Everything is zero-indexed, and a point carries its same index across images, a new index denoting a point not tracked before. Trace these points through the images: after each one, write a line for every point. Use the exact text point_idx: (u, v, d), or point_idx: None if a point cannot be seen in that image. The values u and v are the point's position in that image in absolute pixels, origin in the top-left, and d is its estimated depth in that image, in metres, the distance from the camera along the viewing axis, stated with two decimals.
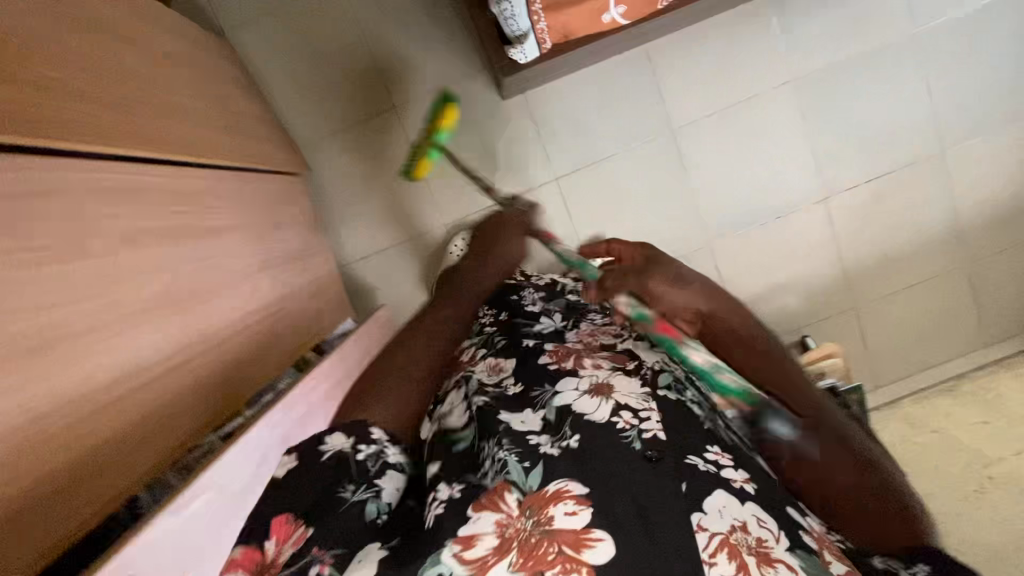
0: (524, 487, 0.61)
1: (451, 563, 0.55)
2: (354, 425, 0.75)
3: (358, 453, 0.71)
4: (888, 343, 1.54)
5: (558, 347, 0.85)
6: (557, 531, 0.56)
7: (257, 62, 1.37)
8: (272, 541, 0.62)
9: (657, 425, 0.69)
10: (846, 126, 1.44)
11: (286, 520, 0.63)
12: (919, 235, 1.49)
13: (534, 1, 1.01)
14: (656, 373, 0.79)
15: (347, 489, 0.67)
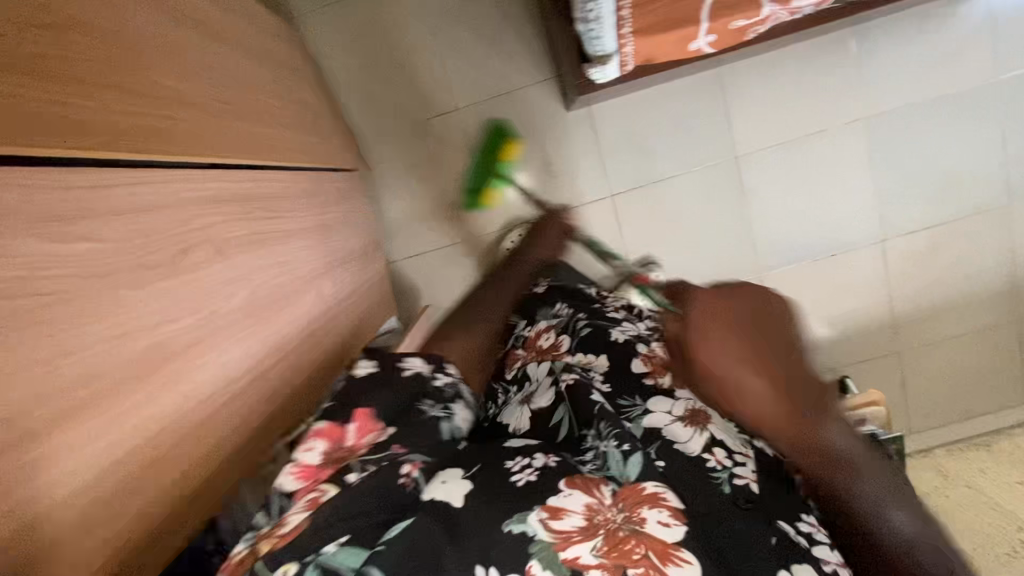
0: (620, 480, 0.64)
1: (536, 526, 0.56)
2: (433, 357, 0.82)
3: (436, 379, 0.78)
4: (928, 390, 1.53)
5: (649, 359, 0.88)
6: (648, 536, 0.57)
7: (325, 52, 1.36)
8: (355, 423, 0.70)
9: (749, 474, 0.71)
10: (914, 169, 1.40)
11: (369, 414, 0.71)
12: (973, 286, 1.46)
13: (624, 25, 0.97)
14: (749, 426, 0.82)
15: (424, 404, 0.74)
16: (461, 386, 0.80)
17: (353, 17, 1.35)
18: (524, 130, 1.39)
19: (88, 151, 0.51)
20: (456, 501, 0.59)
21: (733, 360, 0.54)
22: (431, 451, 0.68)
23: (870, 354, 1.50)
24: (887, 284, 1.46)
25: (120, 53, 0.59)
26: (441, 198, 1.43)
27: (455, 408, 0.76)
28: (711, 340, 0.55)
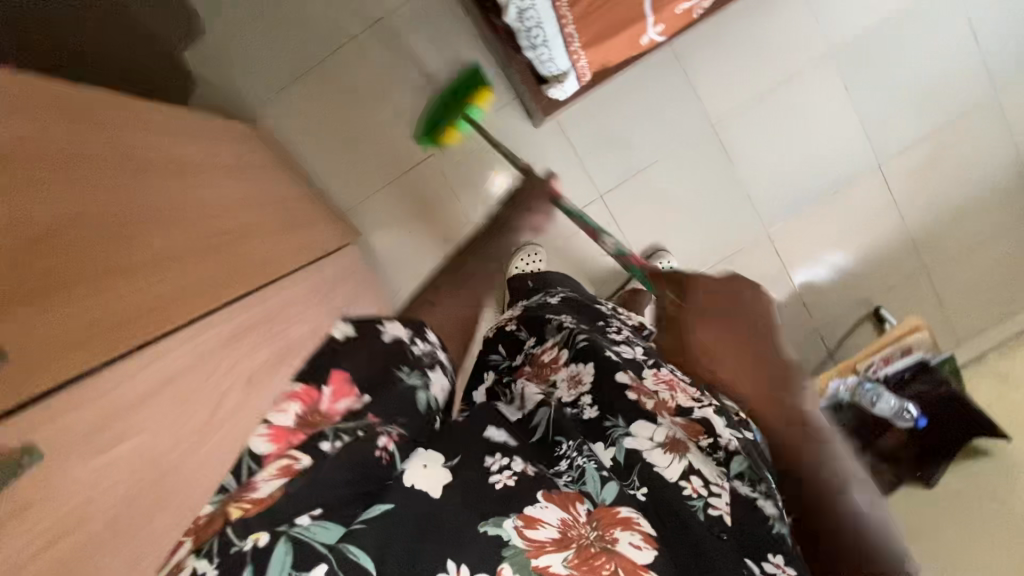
0: (596, 499, 0.57)
1: (512, 532, 0.50)
2: (413, 322, 0.77)
3: (415, 347, 0.72)
4: (965, 299, 1.50)
5: (637, 380, 0.74)
6: (620, 556, 0.52)
7: (286, 139, 1.36)
8: (331, 384, 0.65)
9: (726, 505, 0.61)
10: (891, 87, 1.37)
11: (344, 375, 0.65)
12: (983, 184, 1.43)
13: (572, 41, 0.98)
14: (733, 454, 0.66)
15: (401, 371, 0.67)
16: (438, 351, 0.75)
17: (303, 97, 1.34)
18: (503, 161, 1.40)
19: (42, 387, 0.48)
20: (432, 490, 0.52)
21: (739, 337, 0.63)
22: (411, 424, 0.61)
23: (897, 280, 1.48)
24: (894, 207, 1.44)
25: (89, 240, 0.60)
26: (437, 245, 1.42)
27: (433, 376, 0.69)
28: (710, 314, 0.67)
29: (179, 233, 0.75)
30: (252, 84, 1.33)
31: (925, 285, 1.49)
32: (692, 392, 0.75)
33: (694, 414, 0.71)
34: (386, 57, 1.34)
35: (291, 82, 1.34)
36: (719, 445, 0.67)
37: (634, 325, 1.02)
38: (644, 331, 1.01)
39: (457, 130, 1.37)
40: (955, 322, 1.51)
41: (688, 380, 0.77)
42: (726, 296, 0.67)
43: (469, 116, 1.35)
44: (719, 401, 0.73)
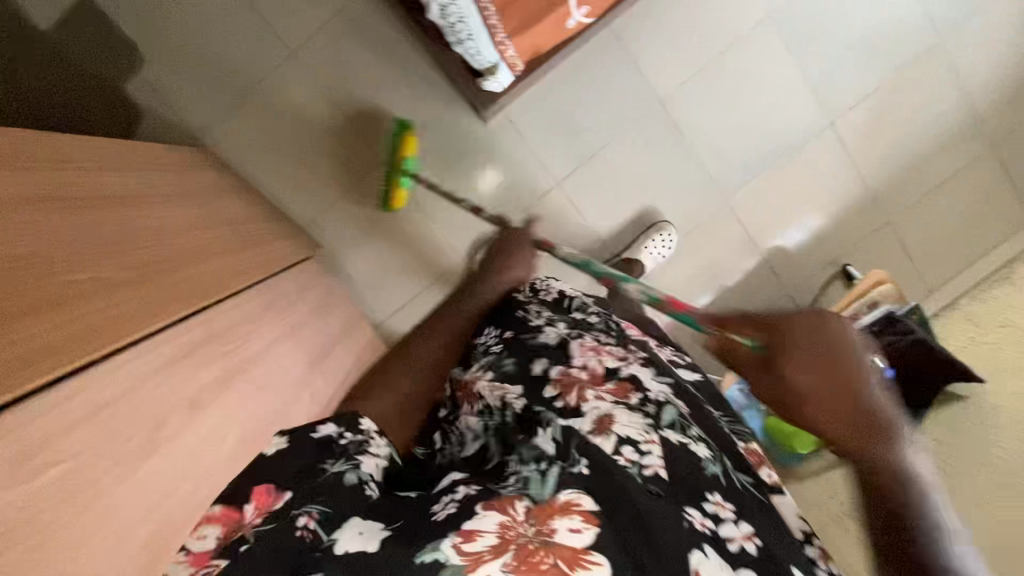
0: (535, 496, 0.63)
1: (449, 551, 0.56)
2: (345, 417, 0.77)
3: (342, 438, 0.73)
4: (934, 247, 1.51)
5: (564, 373, 0.82)
6: (558, 545, 0.58)
7: (239, 160, 1.37)
8: (251, 503, 0.63)
9: (658, 461, 0.70)
10: (832, 43, 1.37)
11: (268, 488, 0.64)
12: (936, 129, 1.43)
13: (498, 31, 0.97)
14: (659, 406, 0.78)
15: (326, 463, 0.69)
16: (369, 443, 0.74)
17: (250, 117, 1.35)
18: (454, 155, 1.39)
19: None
20: (371, 546, 0.57)
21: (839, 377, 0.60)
22: (332, 496, 0.64)
23: (863, 234, 1.49)
24: (853, 162, 1.44)
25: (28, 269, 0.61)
26: (401, 247, 1.44)
27: (363, 458, 0.72)
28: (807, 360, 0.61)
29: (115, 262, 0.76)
30: (198, 109, 1.33)
31: (892, 236, 1.49)
32: (617, 353, 0.87)
33: (621, 373, 0.82)
34: (327, 68, 1.34)
35: (232, 103, 1.34)
36: (648, 398, 0.78)
37: (551, 297, 1.03)
38: (564, 300, 1.02)
39: (404, 187, 1.35)
40: (926, 270, 1.52)
41: (609, 343, 0.89)
42: (822, 344, 0.61)
43: (408, 169, 1.33)
44: (641, 358, 0.87)
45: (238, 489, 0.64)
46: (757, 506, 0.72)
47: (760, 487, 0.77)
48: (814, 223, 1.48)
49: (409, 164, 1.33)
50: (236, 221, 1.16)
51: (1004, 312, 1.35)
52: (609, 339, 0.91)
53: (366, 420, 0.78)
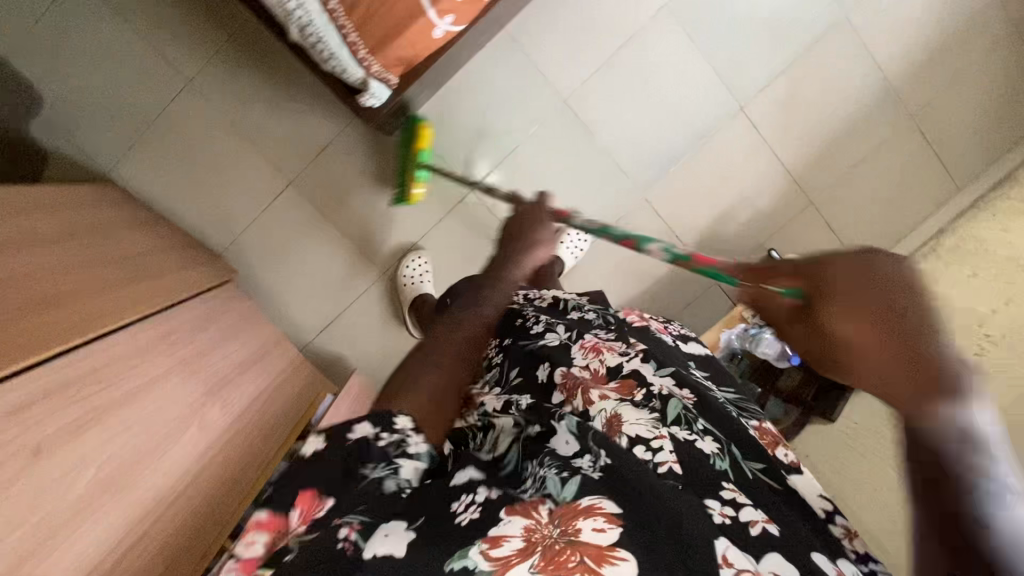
0: (558, 497, 0.59)
1: (477, 558, 0.52)
2: (381, 412, 0.59)
3: (380, 441, 0.57)
4: (859, 225, 1.49)
5: (568, 374, 0.83)
6: (585, 543, 0.54)
7: (148, 191, 1.37)
8: (296, 507, 0.54)
9: (670, 456, 0.70)
10: (736, 27, 1.35)
11: (312, 493, 0.54)
12: (852, 106, 1.41)
13: (358, 48, 0.98)
14: (665, 401, 0.79)
15: (366, 469, 0.57)
16: (413, 438, 0.59)
17: (156, 147, 1.36)
18: (361, 171, 1.40)
19: None
20: (398, 551, 0.52)
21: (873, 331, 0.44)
22: (378, 506, 0.56)
23: (786, 218, 1.47)
24: (766, 147, 1.43)
25: None
26: (320, 266, 1.44)
27: (405, 461, 0.58)
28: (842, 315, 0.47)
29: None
30: (104, 143, 1.34)
31: (815, 218, 1.48)
32: (617, 348, 0.90)
33: (623, 370, 0.85)
34: (227, 92, 1.34)
35: (137, 134, 1.35)
36: (652, 394, 0.81)
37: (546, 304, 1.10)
38: (561, 304, 1.09)
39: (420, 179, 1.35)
40: (854, 249, 1.51)
41: (610, 340, 0.93)
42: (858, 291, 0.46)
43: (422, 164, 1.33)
44: (641, 352, 0.89)
45: (278, 495, 0.54)
46: (772, 495, 0.69)
47: (775, 471, 0.73)
48: (734, 211, 1.47)
49: (424, 157, 1.32)
50: (134, 255, 1.16)
51: None
52: (609, 334, 0.96)
53: (403, 414, 0.60)
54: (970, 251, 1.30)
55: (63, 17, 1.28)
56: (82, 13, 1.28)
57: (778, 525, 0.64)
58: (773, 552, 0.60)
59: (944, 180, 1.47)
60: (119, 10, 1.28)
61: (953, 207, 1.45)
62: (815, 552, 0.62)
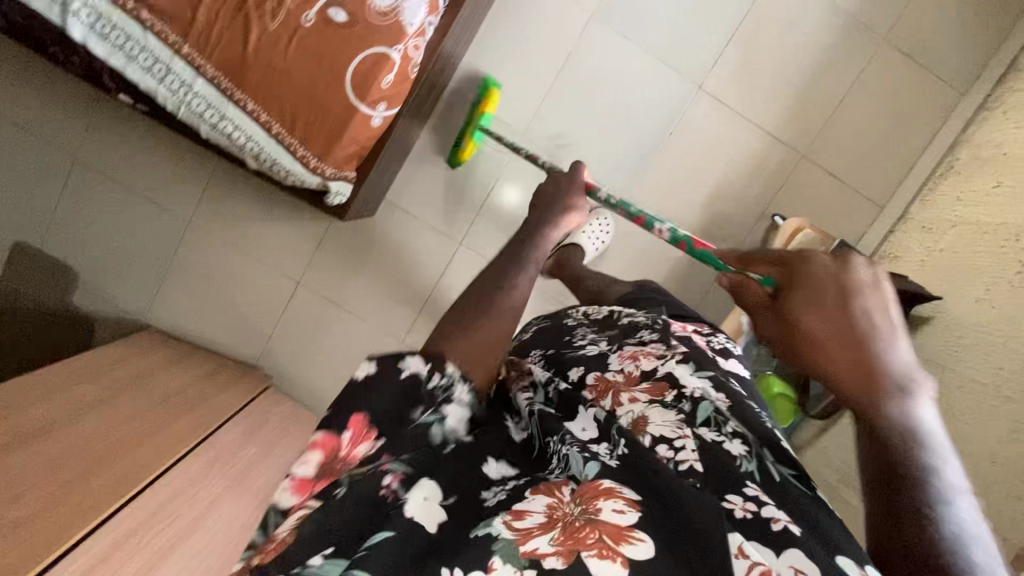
0: (579, 476, 0.56)
1: (500, 527, 0.50)
2: (435, 351, 0.63)
3: (432, 380, 0.60)
4: (864, 162, 1.41)
5: (600, 377, 0.79)
6: (602, 522, 0.50)
7: (182, 326, 1.52)
8: (351, 430, 0.56)
9: (693, 454, 0.63)
10: (670, 12, 1.33)
11: (364, 420, 0.56)
12: (815, 48, 1.35)
13: (308, 158, 1.05)
14: (697, 400, 0.71)
15: (415, 410, 0.59)
16: (458, 385, 0.61)
17: (177, 287, 1.50)
18: (357, 254, 1.48)
19: None
20: (429, 527, 0.51)
21: (838, 326, 0.57)
22: (416, 453, 0.56)
23: (783, 178, 1.42)
24: (739, 114, 1.38)
25: None
26: (343, 351, 1.52)
27: (449, 407, 0.60)
28: (804, 302, 0.60)
29: (27, 500, 0.88)
30: (135, 296, 1.50)
31: (813, 168, 1.41)
32: (654, 353, 0.83)
33: (657, 373, 0.78)
34: (223, 221, 1.46)
35: (159, 280, 1.50)
36: (684, 395, 0.73)
37: (599, 318, 1.03)
38: (612, 316, 1.02)
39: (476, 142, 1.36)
40: (867, 187, 1.42)
41: (649, 346, 0.86)
42: (815, 285, 0.60)
43: (482, 125, 1.34)
44: (679, 354, 0.82)
45: (336, 417, 0.56)
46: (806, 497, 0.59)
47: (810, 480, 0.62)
48: (726, 186, 1.42)
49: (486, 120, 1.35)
50: (177, 392, 1.28)
51: (950, 209, 1.24)
52: (652, 336, 0.89)
53: (452, 363, 0.62)
54: (990, 162, 1.20)
55: (72, 202, 1.46)
56: (88, 194, 1.45)
57: (802, 526, 0.54)
58: (794, 547, 0.51)
59: (943, 86, 1.35)
60: (115, 179, 1.44)
61: (960, 116, 1.34)
62: (840, 556, 0.51)
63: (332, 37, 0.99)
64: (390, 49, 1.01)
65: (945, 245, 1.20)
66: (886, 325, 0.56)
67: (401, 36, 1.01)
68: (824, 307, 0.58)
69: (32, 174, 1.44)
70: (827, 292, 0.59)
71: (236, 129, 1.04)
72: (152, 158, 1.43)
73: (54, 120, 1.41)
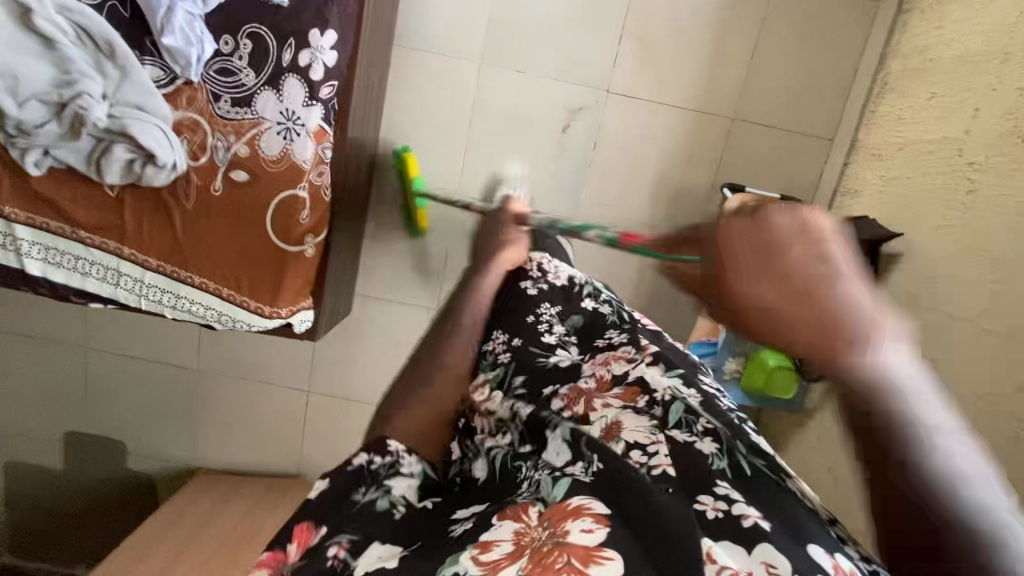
0: (547, 500, 0.56)
1: (467, 563, 0.49)
2: (377, 444, 0.61)
3: (372, 465, 0.59)
4: (799, 102, 1.36)
5: (573, 386, 0.78)
6: (571, 544, 0.49)
7: (225, 460, 1.66)
8: (295, 543, 0.52)
9: (666, 458, 0.64)
10: (553, 33, 1.33)
11: (308, 526, 0.53)
12: (707, 15, 1.32)
13: (263, 308, 1.13)
14: (668, 404, 0.72)
15: (360, 494, 0.56)
16: (404, 461, 0.61)
17: (209, 429, 1.64)
18: (349, 349, 1.56)
19: None
20: (391, 563, 0.50)
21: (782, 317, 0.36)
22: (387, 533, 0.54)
23: (722, 148, 1.39)
24: (657, 102, 1.36)
25: None
26: None
27: (395, 481, 0.59)
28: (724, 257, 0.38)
29: None
30: (178, 449, 1.66)
31: (748, 127, 1.37)
32: (626, 356, 0.84)
33: (629, 378, 0.79)
34: (226, 361, 1.59)
35: (192, 429, 1.65)
36: (655, 399, 0.73)
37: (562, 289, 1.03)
38: (575, 288, 1.04)
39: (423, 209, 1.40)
40: (810, 125, 1.37)
41: (620, 348, 0.87)
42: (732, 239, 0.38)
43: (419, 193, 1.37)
44: (650, 355, 0.82)
45: (279, 531, 0.53)
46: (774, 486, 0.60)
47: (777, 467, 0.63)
48: (668, 171, 1.40)
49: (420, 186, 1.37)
50: (232, 531, 1.41)
51: (895, 130, 1.19)
52: (622, 338, 0.89)
53: (394, 441, 0.62)
54: (918, 74, 1.15)
55: (98, 388, 1.62)
56: (107, 377, 1.61)
57: (773, 521, 0.54)
58: (765, 543, 0.52)
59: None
60: (125, 358, 1.60)
61: (879, 29, 1.28)
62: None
63: (242, 197, 1.07)
64: (295, 189, 1.07)
65: (897, 170, 1.15)
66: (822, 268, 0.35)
67: (301, 174, 1.07)
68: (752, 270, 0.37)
69: (60, 375, 1.62)
70: (766, 254, 0.36)
71: (194, 303, 1.13)
72: (147, 329, 1.57)
73: (62, 325, 1.58)
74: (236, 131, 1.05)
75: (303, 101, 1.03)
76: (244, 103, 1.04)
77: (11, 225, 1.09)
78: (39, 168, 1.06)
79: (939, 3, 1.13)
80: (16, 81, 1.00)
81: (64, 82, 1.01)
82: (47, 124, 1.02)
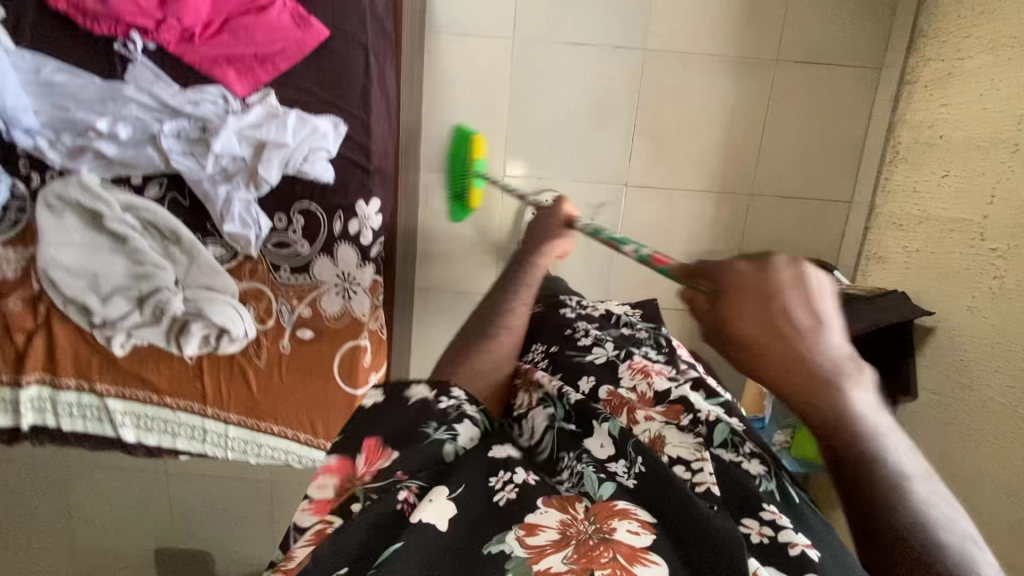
0: (592, 496, 0.59)
1: (513, 544, 0.52)
2: (439, 382, 0.67)
3: (439, 403, 0.63)
4: (815, 171, 1.40)
5: (614, 392, 0.81)
6: (617, 542, 0.52)
7: None
8: (365, 454, 0.58)
9: (712, 476, 0.64)
10: (569, 139, 1.40)
11: (377, 443, 0.58)
12: (715, 103, 1.37)
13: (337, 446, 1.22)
14: (714, 424, 0.72)
15: (428, 428, 0.61)
16: (467, 406, 0.65)
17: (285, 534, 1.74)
18: None
19: None
20: (441, 525, 0.52)
21: (782, 354, 0.49)
22: (433, 473, 0.58)
23: (743, 222, 1.44)
24: (677, 188, 1.42)
25: None
26: None
27: (462, 425, 0.63)
28: (737, 308, 0.51)
29: None
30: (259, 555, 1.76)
31: (768, 201, 1.42)
32: (666, 373, 0.87)
33: (671, 395, 0.80)
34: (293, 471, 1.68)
35: (269, 535, 1.74)
36: (699, 417, 0.74)
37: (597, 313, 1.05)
38: (612, 317, 1.05)
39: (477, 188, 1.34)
40: (829, 191, 1.41)
41: (657, 364, 0.90)
42: (743, 288, 0.51)
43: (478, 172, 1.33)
44: (690, 379, 0.86)
45: (348, 443, 0.58)
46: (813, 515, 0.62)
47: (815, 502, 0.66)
48: (694, 250, 1.46)
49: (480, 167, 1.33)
50: None
51: (913, 202, 1.24)
52: (659, 358, 0.93)
53: (458, 388, 0.66)
54: (931, 150, 1.20)
55: (180, 508, 1.73)
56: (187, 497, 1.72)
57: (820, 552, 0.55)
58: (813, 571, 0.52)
59: (859, 70, 1.34)
60: (202, 478, 1.70)
61: (886, 99, 1.32)
62: None
63: (308, 353, 1.16)
64: (358, 341, 1.16)
65: (921, 243, 1.20)
66: (814, 325, 0.49)
67: (361, 327, 1.16)
68: (762, 316, 0.50)
69: (143, 501, 1.73)
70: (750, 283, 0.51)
71: (274, 448, 1.22)
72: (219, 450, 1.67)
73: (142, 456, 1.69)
74: (298, 295, 1.14)
75: (356, 263, 1.12)
76: (302, 271, 1.12)
77: (104, 398, 1.19)
78: (122, 348, 1.15)
79: (944, 81, 1.18)
80: (97, 279, 1.10)
81: (139, 274, 1.10)
82: (128, 315, 1.12)
